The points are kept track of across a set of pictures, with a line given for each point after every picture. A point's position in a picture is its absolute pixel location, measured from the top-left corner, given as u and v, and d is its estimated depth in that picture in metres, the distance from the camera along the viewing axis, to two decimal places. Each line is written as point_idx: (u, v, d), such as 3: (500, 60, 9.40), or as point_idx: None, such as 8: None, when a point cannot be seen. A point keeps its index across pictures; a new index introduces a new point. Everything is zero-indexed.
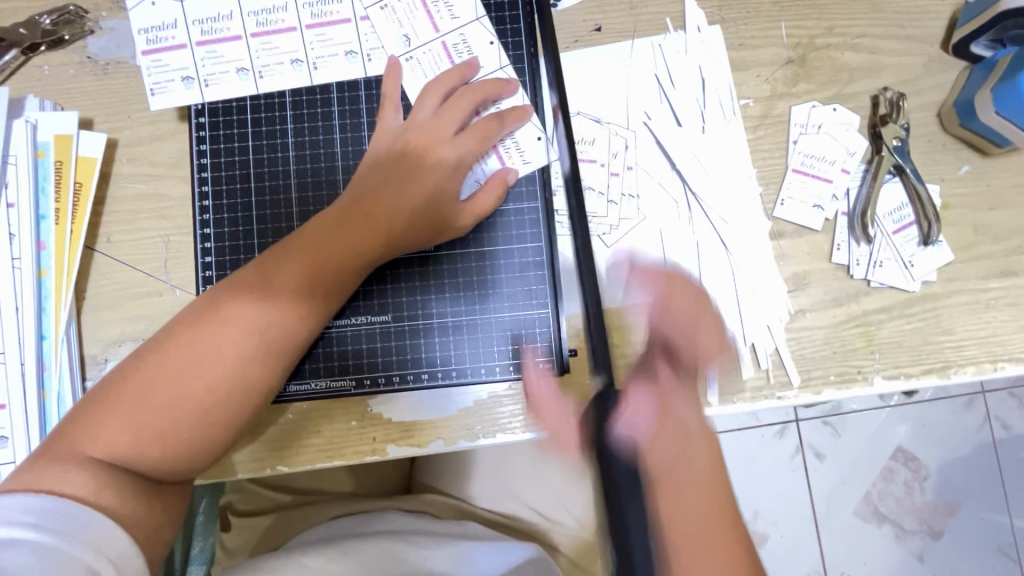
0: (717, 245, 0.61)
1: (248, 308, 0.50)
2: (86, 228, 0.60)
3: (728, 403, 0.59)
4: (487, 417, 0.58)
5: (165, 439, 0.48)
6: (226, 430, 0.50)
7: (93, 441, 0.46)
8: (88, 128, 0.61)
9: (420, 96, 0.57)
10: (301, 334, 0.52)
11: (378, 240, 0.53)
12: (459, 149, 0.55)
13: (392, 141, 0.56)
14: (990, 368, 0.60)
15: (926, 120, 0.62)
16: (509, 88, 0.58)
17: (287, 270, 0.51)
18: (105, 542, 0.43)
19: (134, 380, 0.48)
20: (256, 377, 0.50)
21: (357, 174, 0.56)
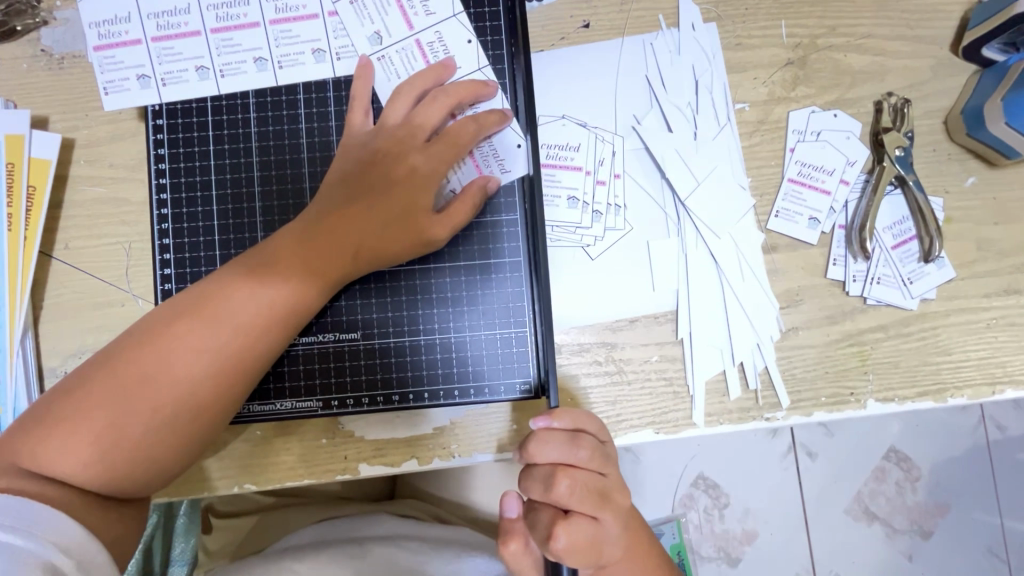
0: (706, 259, 0.58)
1: (208, 324, 0.47)
2: (42, 234, 0.57)
3: (714, 424, 0.57)
4: (462, 438, 0.56)
5: (116, 459, 0.45)
6: (184, 451, 0.48)
7: (40, 457, 0.44)
8: (43, 127, 0.58)
9: (390, 99, 0.54)
10: (264, 350, 0.49)
11: (346, 256, 0.50)
12: (433, 157, 0.52)
13: (361, 148, 0.53)
14: (988, 389, 0.57)
15: (932, 128, 0.59)
16: (488, 91, 0.54)
17: (251, 285, 0.48)
18: (62, 535, 0.42)
19: (85, 393, 0.46)
20: (215, 397, 0.47)
21: (325, 184, 0.53)
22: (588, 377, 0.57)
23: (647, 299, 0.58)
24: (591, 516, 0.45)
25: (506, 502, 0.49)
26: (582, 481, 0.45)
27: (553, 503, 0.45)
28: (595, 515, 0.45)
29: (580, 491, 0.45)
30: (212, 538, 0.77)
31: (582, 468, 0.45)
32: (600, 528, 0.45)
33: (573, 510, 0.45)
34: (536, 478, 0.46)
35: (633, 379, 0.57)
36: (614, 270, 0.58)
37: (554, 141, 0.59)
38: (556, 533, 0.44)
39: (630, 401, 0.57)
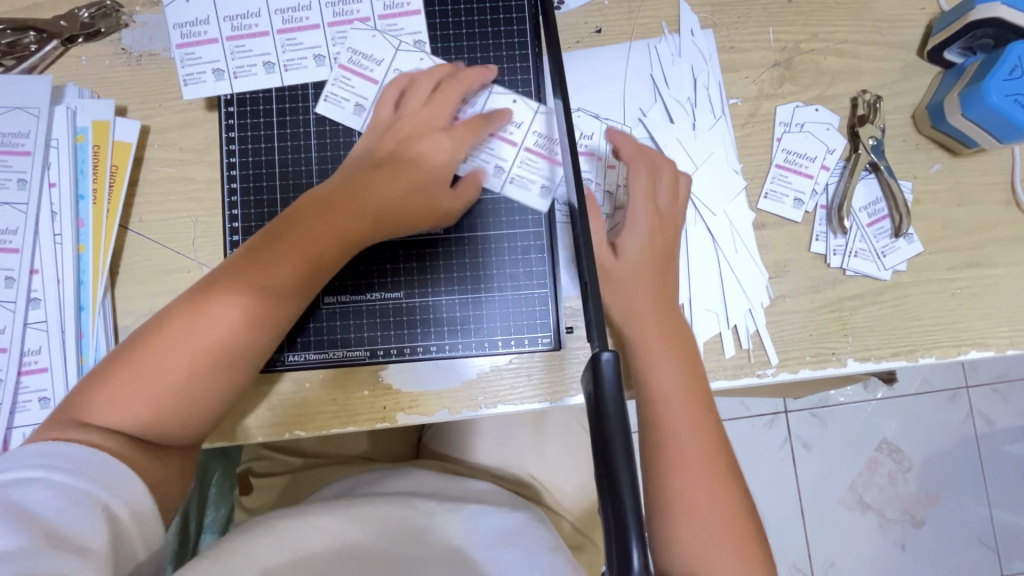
0: (704, 234, 0.66)
1: (237, 287, 0.53)
2: (121, 209, 0.65)
3: (711, 379, 0.65)
4: (488, 390, 0.63)
5: (161, 407, 0.51)
6: (224, 395, 0.54)
7: (96, 413, 0.50)
8: (122, 115, 0.66)
9: (408, 91, 0.63)
10: (285, 312, 0.55)
11: (364, 223, 0.57)
12: (450, 141, 0.61)
13: (384, 134, 0.61)
14: (954, 353, 0.65)
15: (902, 122, 0.67)
16: (490, 75, 0.64)
17: (274, 251, 0.55)
18: (124, 488, 0.48)
19: (133, 358, 0.51)
20: (247, 351, 0.54)
21: (348, 163, 0.61)
22: None
23: None
24: None
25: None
26: None
27: None
28: None
29: None
30: (251, 496, 0.81)
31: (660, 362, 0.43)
32: None
33: None
34: None
35: None
36: None
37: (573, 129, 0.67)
38: None
39: None
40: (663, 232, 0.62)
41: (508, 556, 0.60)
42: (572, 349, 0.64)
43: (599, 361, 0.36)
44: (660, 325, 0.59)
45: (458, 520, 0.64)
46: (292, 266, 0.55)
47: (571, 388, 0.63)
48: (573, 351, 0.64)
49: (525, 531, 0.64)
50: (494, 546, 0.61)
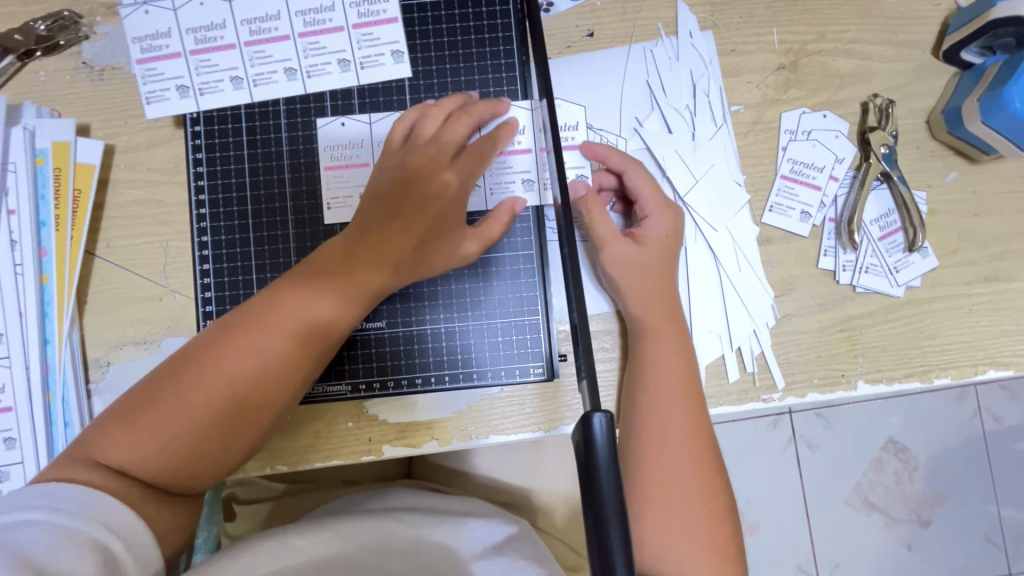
0: (704, 251, 0.63)
1: (257, 331, 0.51)
2: (86, 234, 0.61)
3: (714, 405, 0.61)
4: (479, 420, 0.60)
5: (170, 453, 0.48)
6: (237, 444, 0.51)
7: (107, 451, 0.47)
8: (85, 134, 0.62)
9: (422, 119, 0.58)
10: (309, 355, 0.53)
11: (386, 268, 0.55)
12: (461, 172, 0.57)
13: (394, 168, 0.57)
14: (970, 371, 0.61)
15: (915, 127, 0.63)
16: (502, 107, 0.59)
17: (296, 297, 0.52)
18: (112, 517, 0.45)
19: (151, 397, 0.49)
20: (259, 399, 0.51)
21: (363, 201, 0.57)
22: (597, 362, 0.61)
23: None
24: None
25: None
26: None
27: None
28: None
29: None
30: (235, 524, 0.78)
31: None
32: None
33: None
34: None
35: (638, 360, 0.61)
36: None
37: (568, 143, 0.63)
38: None
39: None
40: (673, 245, 0.59)
41: (498, 568, 0.57)
42: (566, 376, 0.60)
43: (588, 421, 0.31)
44: (666, 330, 0.58)
45: (448, 533, 0.61)
46: (311, 307, 0.52)
47: (565, 416, 0.60)
48: (566, 378, 0.61)
49: (518, 542, 0.61)
50: (484, 557, 0.58)
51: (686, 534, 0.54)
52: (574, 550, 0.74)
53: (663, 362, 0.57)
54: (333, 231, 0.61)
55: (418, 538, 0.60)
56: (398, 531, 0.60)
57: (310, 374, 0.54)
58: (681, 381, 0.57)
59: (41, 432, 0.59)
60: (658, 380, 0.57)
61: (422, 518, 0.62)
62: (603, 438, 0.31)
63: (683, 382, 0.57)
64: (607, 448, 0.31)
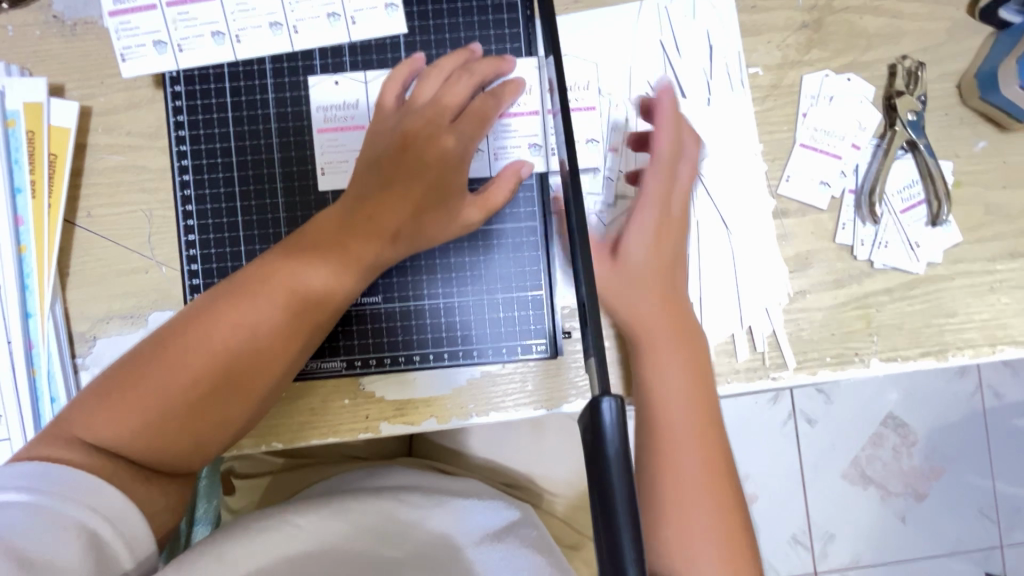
0: (717, 224, 0.59)
1: (246, 307, 0.48)
2: (65, 202, 0.58)
3: (723, 384, 0.59)
4: (479, 397, 0.58)
5: (159, 433, 0.47)
6: (226, 422, 0.49)
7: (92, 428, 0.46)
8: (59, 94, 0.58)
9: (422, 80, 0.55)
10: (300, 332, 0.50)
11: (382, 241, 0.51)
12: (461, 137, 0.53)
13: (392, 133, 0.54)
14: (988, 352, 0.59)
15: (945, 92, 0.59)
16: (505, 67, 0.56)
17: (286, 272, 0.49)
18: (96, 501, 0.44)
19: (135, 372, 0.47)
20: (252, 377, 0.49)
21: (359, 169, 0.54)
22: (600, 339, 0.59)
23: None
24: None
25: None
26: None
27: None
28: None
29: None
30: (236, 496, 0.76)
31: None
32: None
33: None
34: None
35: None
36: None
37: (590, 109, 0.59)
38: None
39: None
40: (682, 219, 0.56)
41: (499, 555, 0.56)
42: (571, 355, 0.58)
43: (596, 407, 0.28)
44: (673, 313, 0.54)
45: (447, 516, 0.60)
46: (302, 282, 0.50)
47: (569, 395, 0.57)
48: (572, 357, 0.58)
49: (519, 530, 0.60)
50: (484, 543, 0.57)
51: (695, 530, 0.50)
52: (574, 529, 0.73)
53: (670, 350, 0.53)
54: (324, 200, 0.58)
55: (417, 521, 0.59)
56: (395, 511, 0.59)
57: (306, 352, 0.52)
58: (689, 372, 0.53)
59: (27, 408, 0.57)
60: (663, 368, 0.53)
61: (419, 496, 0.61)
62: (612, 425, 0.27)
63: (693, 372, 0.53)
64: (618, 436, 0.27)
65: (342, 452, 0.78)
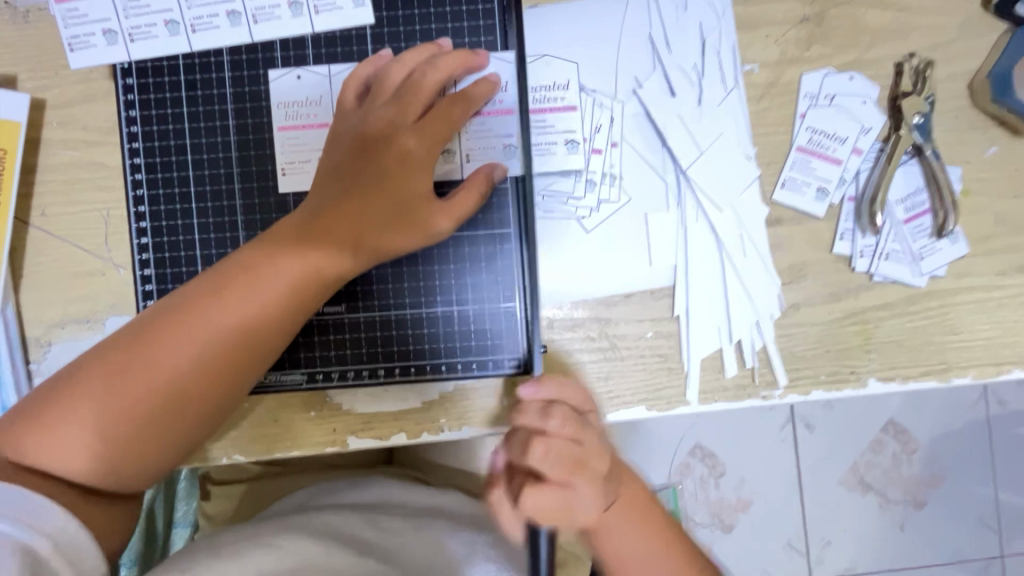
0: (707, 233, 0.56)
1: (197, 321, 0.45)
2: (16, 200, 0.55)
3: (709, 402, 0.56)
4: (451, 412, 0.55)
5: (107, 454, 0.44)
6: (181, 439, 0.47)
7: (32, 451, 0.43)
8: (10, 87, 0.55)
9: (385, 75, 0.51)
10: (258, 347, 0.47)
11: (344, 252, 0.49)
12: (426, 139, 0.50)
13: (353, 134, 0.51)
14: (994, 370, 0.55)
15: (955, 93, 0.55)
16: (479, 62, 0.52)
17: (242, 284, 0.46)
18: (37, 517, 0.41)
19: (77, 389, 0.44)
20: (207, 396, 0.47)
21: (321, 173, 0.51)
22: (581, 351, 0.55)
23: (643, 274, 0.56)
24: (561, 482, 0.40)
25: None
26: (558, 444, 0.40)
27: (524, 467, 0.41)
28: (568, 483, 0.40)
29: (556, 456, 0.40)
30: (211, 503, 0.73)
31: (557, 431, 0.41)
32: (576, 497, 0.40)
33: (546, 476, 0.40)
34: (514, 442, 0.42)
35: (626, 355, 0.55)
36: (612, 242, 0.56)
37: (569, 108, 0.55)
38: (522, 498, 0.40)
39: (623, 376, 0.55)
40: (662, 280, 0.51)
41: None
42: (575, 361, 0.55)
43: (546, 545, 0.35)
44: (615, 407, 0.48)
45: (431, 537, 0.61)
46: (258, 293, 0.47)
47: None
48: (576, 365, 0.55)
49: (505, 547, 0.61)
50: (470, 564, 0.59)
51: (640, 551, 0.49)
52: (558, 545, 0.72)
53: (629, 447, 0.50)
54: (285, 203, 0.55)
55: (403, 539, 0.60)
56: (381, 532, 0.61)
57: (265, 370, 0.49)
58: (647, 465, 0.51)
59: None
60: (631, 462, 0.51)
61: (404, 517, 0.63)
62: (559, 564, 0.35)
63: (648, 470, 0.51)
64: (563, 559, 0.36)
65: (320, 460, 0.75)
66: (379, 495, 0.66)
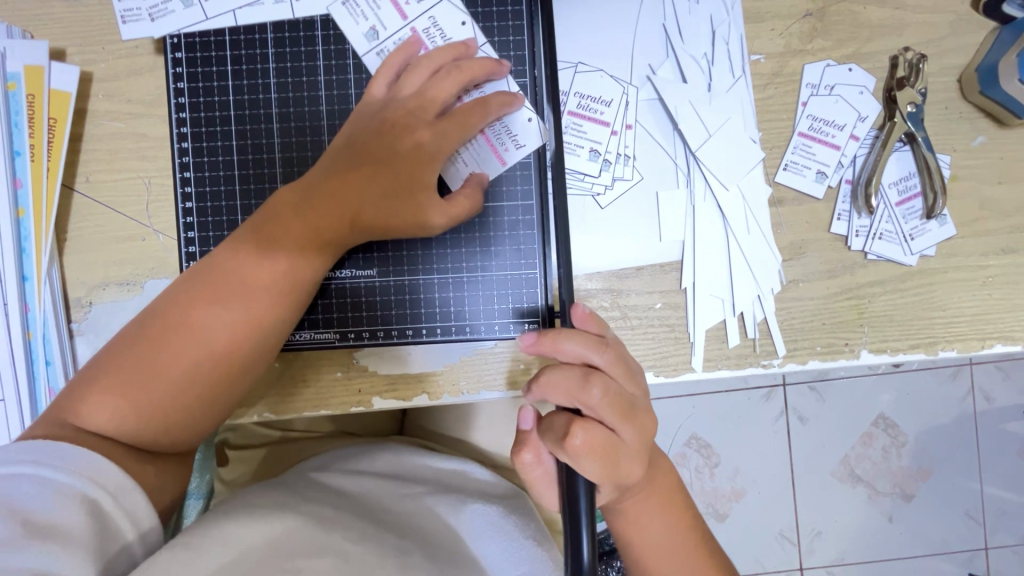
0: (713, 212, 0.60)
1: (220, 287, 0.50)
2: (64, 167, 0.58)
3: (712, 369, 0.59)
4: (471, 374, 0.59)
5: (143, 412, 0.48)
6: (210, 397, 0.50)
7: (81, 412, 0.48)
8: (60, 59, 0.58)
9: (407, 73, 0.55)
10: (273, 306, 0.51)
11: (346, 216, 0.52)
12: (439, 135, 0.53)
13: (370, 118, 0.54)
14: (978, 346, 0.60)
15: (946, 85, 0.59)
16: (500, 70, 0.56)
17: (256, 251, 0.51)
18: (96, 471, 0.44)
19: (119, 357, 0.49)
20: (231, 355, 0.50)
21: (331, 148, 0.54)
22: None
23: (654, 249, 0.60)
24: (610, 423, 0.49)
25: (523, 415, 0.55)
26: (613, 388, 0.49)
27: (573, 406, 0.50)
28: (613, 426, 0.49)
29: (610, 398, 0.49)
30: (228, 468, 0.74)
31: (607, 376, 0.50)
32: (619, 438, 0.49)
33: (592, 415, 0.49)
34: (564, 382, 0.50)
35: (637, 325, 0.59)
36: (624, 220, 0.60)
37: (587, 91, 0.59)
38: (573, 432, 0.48)
39: (633, 344, 0.59)
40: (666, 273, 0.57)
41: (499, 547, 0.61)
42: None
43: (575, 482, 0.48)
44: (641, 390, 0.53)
45: (449, 508, 0.64)
46: (271, 256, 0.51)
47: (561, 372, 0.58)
48: None
49: (514, 513, 0.65)
50: (485, 536, 0.62)
51: (658, 530, 0.54)
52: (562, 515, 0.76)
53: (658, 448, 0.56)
54: None
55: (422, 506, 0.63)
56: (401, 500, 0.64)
57: (281, 331, 0.52)
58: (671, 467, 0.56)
59: (22, 371, 0.58)
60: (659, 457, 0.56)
61: (425, 488, 0.66)
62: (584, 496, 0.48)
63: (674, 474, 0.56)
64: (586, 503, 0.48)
65: (336, 429, 0.78)
66: (398, 465, 0.69)
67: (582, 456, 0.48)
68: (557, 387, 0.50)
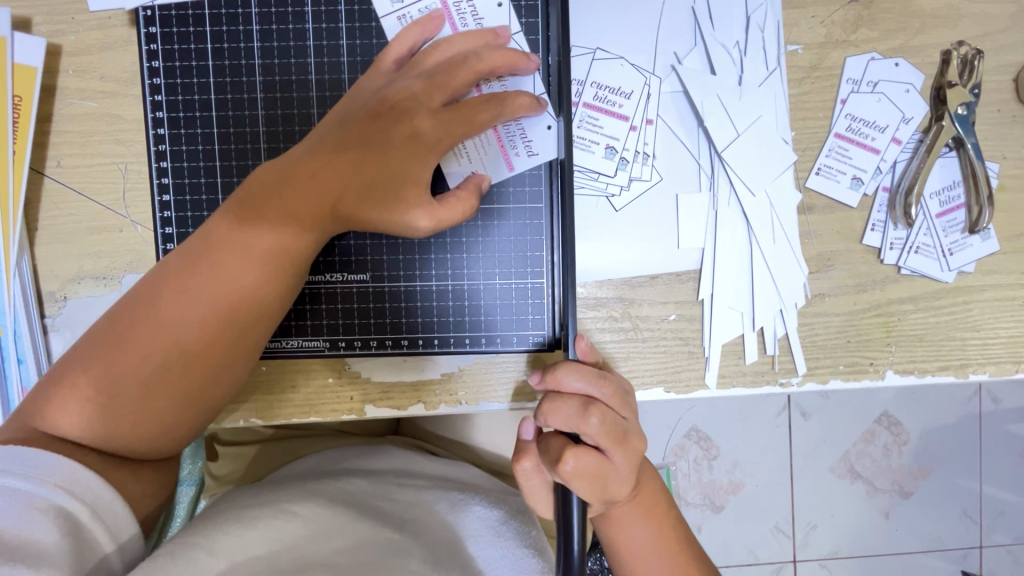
0: (736, 219, 0.55)
1: (193, 276, 0.46)
2: (32, 149, 0.53)
3: (727, 386, 0.56)
4: (470, 385, 0.55)
5: (115, 413, 0.45)
6: (188, 395, 0.47)
7: (49, 417, 0.44)
8: (25, 29, 0.53)
9: (425, 53, 0.50)
10: (253, 294, 0.47)
11: (331, 198, 0.47)
12: (443, 125, 0.48)
13: (371, 94, 0.49)
14: (1011, 369, 0.56)
15: (999, 85, 0.54)
16: (527, 66, 0.50)
17: (232, 236, 0.46)
18: (72, 483, 0.41)
19: (87, 355, 0.45)
20: (209, 349, 0.46)
21: (320, 125, 0.50)
22: (601, 332, 0.55)
23: (670, 256, 0.55)
24: (601, 448, 0.46)
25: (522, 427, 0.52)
26: (611, 418, 0.46)
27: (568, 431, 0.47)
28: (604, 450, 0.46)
29: (607, 427, 0.46)
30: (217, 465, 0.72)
31: (605, 404, 0.47)
32: (608, 463, 0.47)
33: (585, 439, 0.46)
34: (565, 408, 0.46)
35: (648, 337, 0.55)
36: (638, 222, 0.55)
37: (605, 81, 0.54)
38: (565, 457, 0.45)
39: (643, 358, 0.55)
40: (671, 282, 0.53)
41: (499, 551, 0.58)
42: (601, 345, 0.55)
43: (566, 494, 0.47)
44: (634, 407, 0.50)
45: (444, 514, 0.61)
46: (250, 241, 0.46)
47: None
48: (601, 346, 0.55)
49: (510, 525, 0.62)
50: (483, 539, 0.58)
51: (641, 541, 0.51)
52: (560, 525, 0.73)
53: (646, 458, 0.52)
54: None
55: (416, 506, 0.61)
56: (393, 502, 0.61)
57: (263, 322, 0.48)
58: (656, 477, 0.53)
59: None
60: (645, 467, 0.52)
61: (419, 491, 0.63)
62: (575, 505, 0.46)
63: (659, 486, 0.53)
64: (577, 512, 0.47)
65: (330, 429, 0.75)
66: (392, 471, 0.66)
67: (572, 480, 0.45)
68: (557, 414, 0.47)
